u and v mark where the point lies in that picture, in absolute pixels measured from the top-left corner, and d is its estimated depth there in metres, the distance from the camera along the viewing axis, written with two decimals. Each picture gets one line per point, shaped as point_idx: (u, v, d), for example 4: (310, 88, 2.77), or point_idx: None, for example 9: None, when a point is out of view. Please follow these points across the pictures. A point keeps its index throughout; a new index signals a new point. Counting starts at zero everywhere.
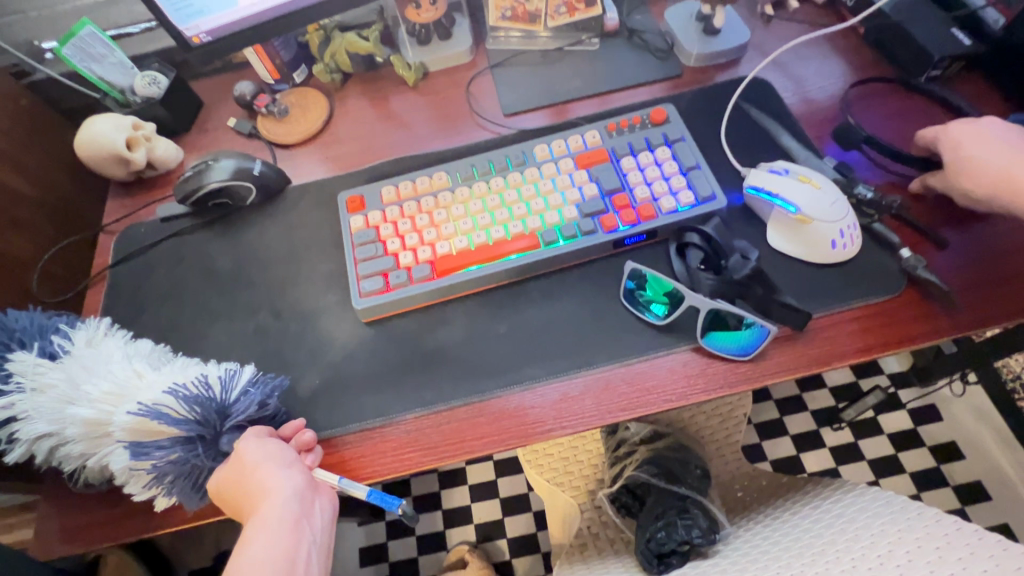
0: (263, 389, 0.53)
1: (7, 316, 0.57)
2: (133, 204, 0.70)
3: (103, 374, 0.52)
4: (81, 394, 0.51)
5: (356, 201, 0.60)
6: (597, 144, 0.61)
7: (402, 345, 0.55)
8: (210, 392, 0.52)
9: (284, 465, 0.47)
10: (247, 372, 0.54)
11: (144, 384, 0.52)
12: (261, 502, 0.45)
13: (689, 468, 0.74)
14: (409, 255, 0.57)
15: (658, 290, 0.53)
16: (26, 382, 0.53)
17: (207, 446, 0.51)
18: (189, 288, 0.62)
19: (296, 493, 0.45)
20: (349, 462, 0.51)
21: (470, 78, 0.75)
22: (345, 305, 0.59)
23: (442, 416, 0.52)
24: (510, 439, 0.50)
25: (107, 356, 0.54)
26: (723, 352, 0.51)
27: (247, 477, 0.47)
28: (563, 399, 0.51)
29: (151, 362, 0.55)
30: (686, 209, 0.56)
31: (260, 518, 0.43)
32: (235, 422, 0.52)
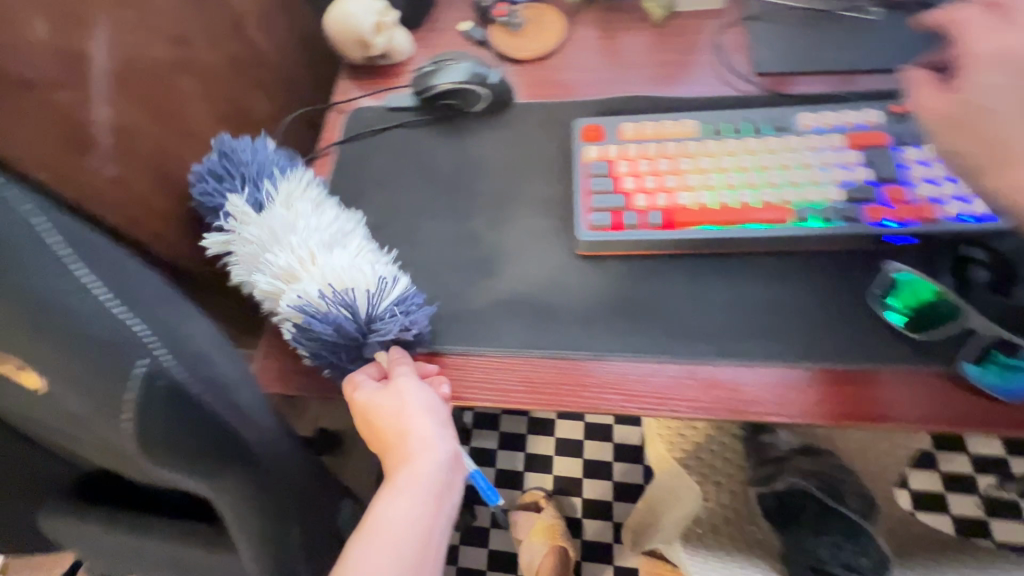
0: (408, 315, 0.51)
1: (235, 143, 0.60)
2: (362, 88, 0.72)
3: (289, 245, 0.54)
4: (265, 258, 0.54)
5: (593, 130, 0.58)
6: (874, 126, 0.54)
7: (618, 288, 0.54)
8: (365, 300, 0.51)
9: (435, 420, 0.48)
10: (397, 290, 0.52)
11: (314, 272, 0.52)
12: (408, 450, 0.46)
13: (853, 491, 0.70)
14: (645, 198, 0.54)
15: (910, 298, 0.48)
16: (233, 224, 0.56)
17: (347, 351, 0.51)
18: (408, 180, 0.63)
19: (440, 463, 0.46)
20: (549, 386, 0.51)
21: (718, 27, 0.69)
22: (561, 233, 0.57)
23: (651, 369, 0.50)
24: (722, 409, 0.48)
25: (297, 224, 0.55)
26: (985, 385, 0.45)
27: (394, 418, 0.47)
28: (788, 385, 0.48)
29: (328, 244, 0.54)
30: (976, 219, 0.49)
31: (406, 481, 0.45)
32: (377, 338, 0.51)
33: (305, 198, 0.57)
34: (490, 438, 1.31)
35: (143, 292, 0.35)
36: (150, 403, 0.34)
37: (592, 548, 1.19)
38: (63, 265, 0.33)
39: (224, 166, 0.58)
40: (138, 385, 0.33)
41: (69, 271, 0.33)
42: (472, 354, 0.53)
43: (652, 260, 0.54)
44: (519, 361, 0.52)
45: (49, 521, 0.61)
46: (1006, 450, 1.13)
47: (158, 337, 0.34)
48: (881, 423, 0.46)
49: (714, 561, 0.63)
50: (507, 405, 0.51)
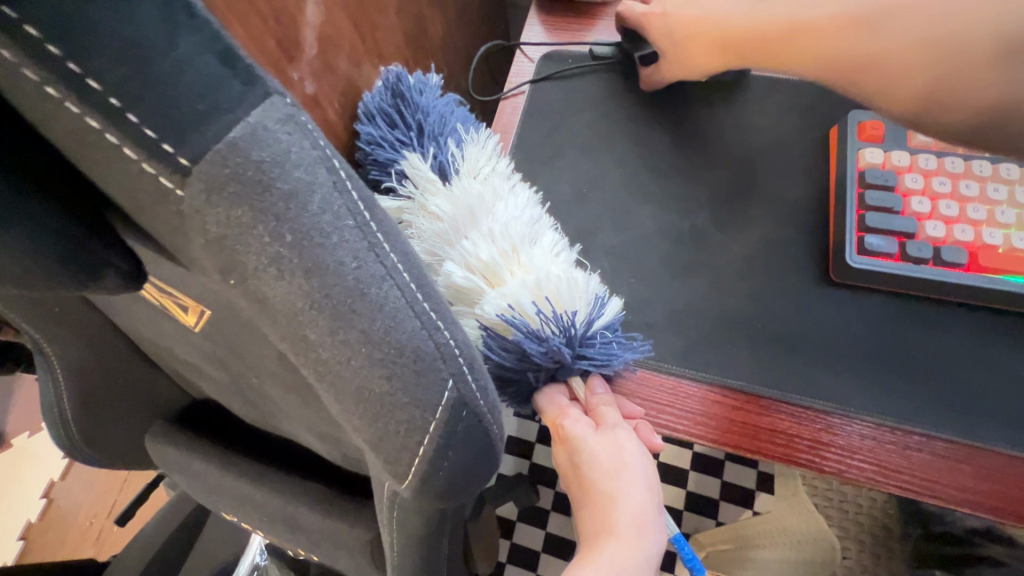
0: (623, 344, 0.41)
1: (415, 88, 0.46)
2: (559, 25, 0.61)
3: (483, 227, 0.41)
4: (457, 245, 0.41)
5: (874, 128, 0.46)
6: None
7: (884, 331, 0.43)
8: (582, 319, 0.40)
9: (649, 491, 0.37)
10: (614, 308, 0.41)
11: (520, 270, 0.40)
12: (613, 524, 0.35)
13: None
14: (939, 227, 0.43)
15: None
16: (412, 191, 0.43)
17: (546, 373, 0.40)
18: (619, 147, 0.53)
19: (651, 552, 0.35)
20: (785, 436, 0.41)
21: None
22: (811, 248, 0.46)
23: (913, 441, 0.40)
24: (1004, 508, 0.38)
25: (491, 200, 0.42)
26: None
27: (606, 473, 0.36)
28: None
29: (528, 235, 0.42)
30: None
31: (613, 563, 0.34)
32: (585, 364, 0.40)
33: (488, 166, 0.44)
34: None
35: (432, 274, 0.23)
36: (451, 446, 0.23)
37: None
38: (369, 237, 0.20)
39: (396, 109, 0.46)
40: (447, 419, 0.22)
41: (374, 247, 0.21)
42: (690, 376, 0.43)
43: (939, 306, 0.43)
44: (741, 398, 0.42)
45: (159, 452, 0.56)
46: None
47: (465, 353, 0.23)
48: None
49: None
50: (727, 447, 0.42)
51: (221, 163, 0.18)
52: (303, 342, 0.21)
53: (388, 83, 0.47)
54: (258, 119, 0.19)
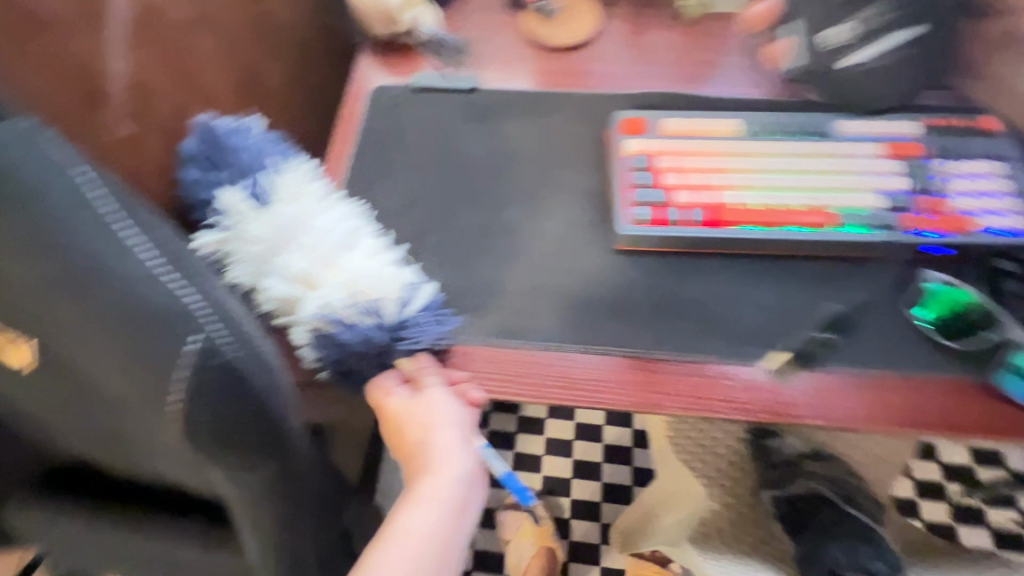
0: (437, 323, 0.48)
1: (227, 129, 0.51)
2: (385, 65, 0.69)
3: (299, 243, 0.47)
4: (277, 264, 0.46)
5: (634, 124, 0.57)
6: (912, 137, 0.55)
7: (660, 286, 0.52)
8: (394, 306, 0.47)
9: (457, 438, 0.45)
10: (426, 294, 0.48)
11: (334, 274, 0.47)
12: (427, 468, 0.44)
13: (860, 494, 0.71)
14: (686, 195, 0.53)
15: (945, 309, 0.49)
16: (231, 222, 0.48)
17: (374, 358, 0.46)
18: (440, 162, 0.60)
19: (465, 479, 0.44)
20: (587, 382, 0.49)
21: (751, 30, 0.69)
22: (599, 227, 0.55)
23: (688, 369, 0.49)
24: (761, 411, 0.47)
25: (305, 219, 0.48)
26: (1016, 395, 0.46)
27: (418, 427, 0.45)
28: (828, 389, 0.48)
29: (343, 243, 0.48)
30: (1006, 233, 0.50)
31: (430, 492, 0.43)
32: (407, 346, 0.47)
33: (301, 189, 0.50)
34: None
35: (187, 261, 0.35)
36: (207, 379, 0.35)
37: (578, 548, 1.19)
38: (120, 242, 0.33)
39: (210, 152, 0.50)
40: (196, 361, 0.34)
41: (111, 233, 0.33)
42: (508, 347, 0.50)
43: (699, 259, 0.53)
44: (550, 356, 0.50)
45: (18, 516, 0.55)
46: (973, 459, 1.19)
47: (211, 312, 0.35)
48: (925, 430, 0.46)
49: (725, 560, 0.62)
50: (542, 400, 0.48)
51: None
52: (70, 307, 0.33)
53: (199, 130, 0.51)
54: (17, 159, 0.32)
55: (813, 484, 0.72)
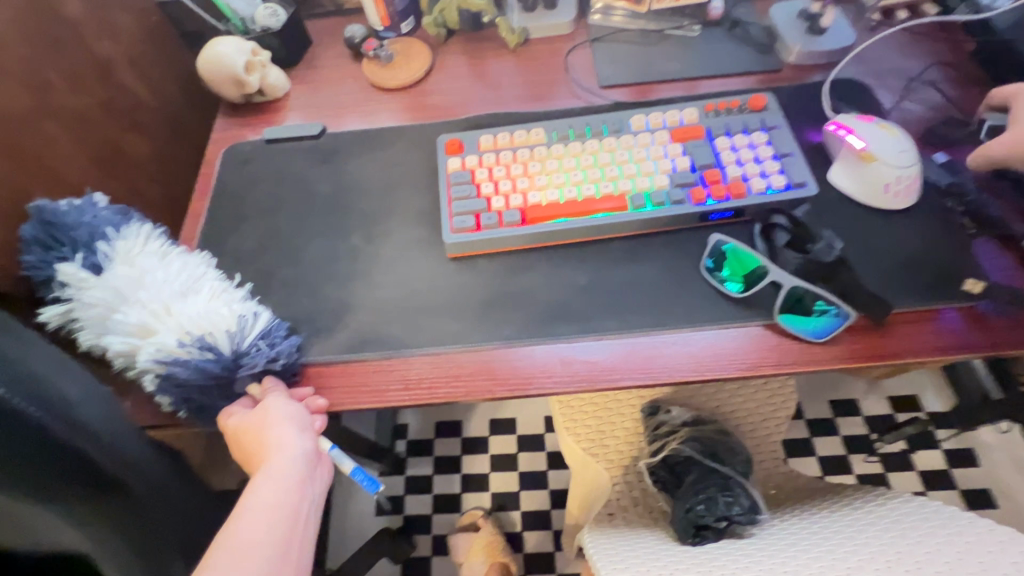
0: (274, 346, 0.53)
1: (63, 210, 0.56)
2: (241, 125, 0.75)
3: (134, 298, 0.52)
4: (115, 322, 0.51)
5: (454, 144, 0.63)
6: (694, 122, 0.62)
7: (486, 284, 0.58)
8: (227, 339, 0.52)
9: (299, 427, 0.50)
10: (260, 323, 0.53)
11: (168, 320, 0.51)
12: (271, 456, 0.48)
13: (734, 452, 0.75)
14: (501, 200, 0.59)
15: (738, 267, 0.55)
16: (73, 292, 0.53)
17: (220, 389, 0.51)
18: (290, 204, 0.66)
19: (304, 457, 0.48)
20: (423, 379, 0.53)
21: (568, 49, 0.77)
22: (432, 240, 0.61)
23: (514, 354, 0.54)
24: (581, 382, 0.52)
25: (140, 277, 0.53)
26: (796, 331, 0.52)
27: (260, 426, 0.49)
28: (634, 351, 0.53)
29: (177, 291, 0.53)
30: (777, 192, 0.57)
31: (270, 475, 0.46)
32: (246, 373, 0.52)
33: (137, 252, 0.55)
34: (425, 463, 1.31)
35: None
36: None
37: (532, 559, 1.20)
38: None
39: (50, 233, 0.55)
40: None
41: None
42: (352, 359, 0.55)
43: (519, 255, 0.59)
44: (390, 362, 0.55)
45: None
46: (892, 408, 1.25)
47: None
48: (719, 374, 0.51)
49: (616, 537, 0.66)
50: (384, 403, 0.52)
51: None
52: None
53: (35, 214, 0.55)
54: None
55: (678, 446, 0.76)
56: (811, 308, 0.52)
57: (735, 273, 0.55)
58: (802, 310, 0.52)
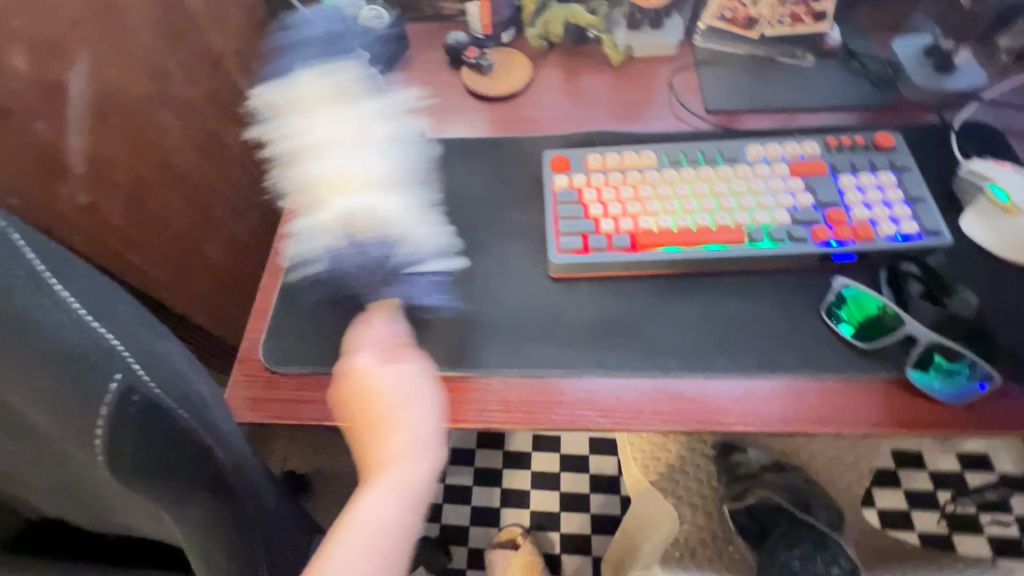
0: (441, 286, 0.58)
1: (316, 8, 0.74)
2: None
3: (309, 206, 0.59)
4: (334, 152, 0.59)
5: (560, 161, 0.62)
6: (814, 156, 0.60)
7: (589, 308, 0.56)
8: (405, 240, 0.58)
9: (424, 402, 0.51)
10: (436, 261, 0.59)
11: (380, 166, 0.59)
12: (400, 430, 0.50)
13: (821, 505, 0.73)
14: (610, 223, 0.58)
15: (856, 312, 0.51)
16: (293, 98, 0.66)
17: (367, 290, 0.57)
18: None
19: (430, 436, 0.51)
20: (524, 403, 0.52)
21: (671, 70, 0.75)
22: (533, 258, 0.60)
23: (619, 385, 0.52)
24: (690, 422, 0.50)
25: (342, 116, 0.61)
26: (930, 390, 0.49)
27: (382, 395, 0.51)
28: (750, 394, 0.50)
29: (367, 176, 0.58)
30: (907, 238, 0.54)
31: (398, 453, 0.50)
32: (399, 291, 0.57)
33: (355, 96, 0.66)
34: (465, 474, 1.29)
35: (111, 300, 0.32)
36: (127, 430, 0.30)
37: None
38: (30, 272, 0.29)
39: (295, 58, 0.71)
40: (112, 402, 0.30)
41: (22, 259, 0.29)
42: (451, 374, 0.54)
43: (624, 281, 0.57)
44: (489, 382, 0.53)
45: None
46: (960, 465, 1.18)
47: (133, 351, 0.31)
48: (846, 428, 0.48)
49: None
50: (483, 424, 0.51)
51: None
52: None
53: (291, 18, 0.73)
54: None
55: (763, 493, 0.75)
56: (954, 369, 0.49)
57: (859, 318, 0.51)
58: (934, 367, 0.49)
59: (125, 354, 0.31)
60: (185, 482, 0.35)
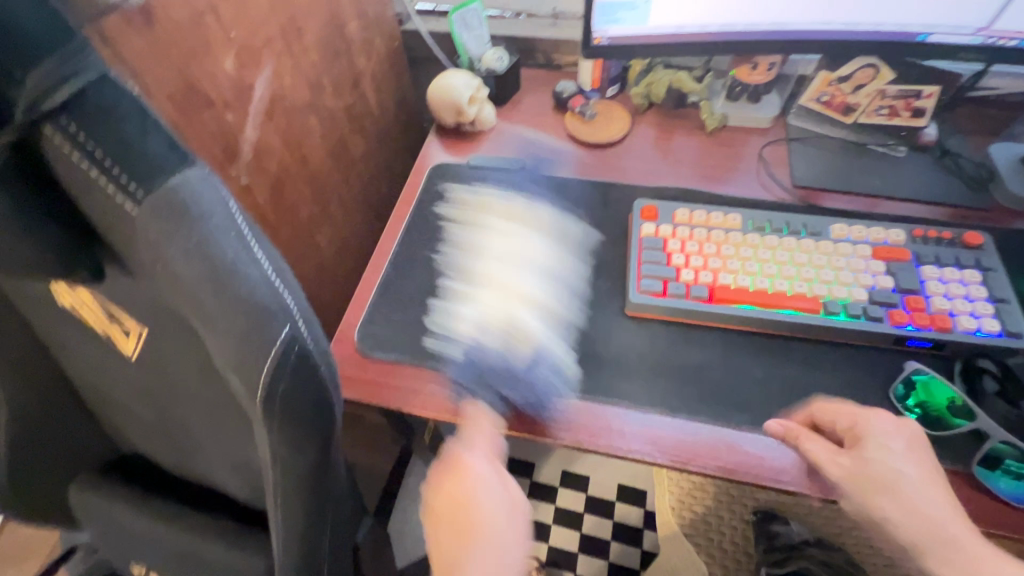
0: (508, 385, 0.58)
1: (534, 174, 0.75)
2: (447, 147, 0.83)
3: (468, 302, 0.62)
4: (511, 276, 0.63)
5: (650, 210, 0.67)
6: (898, 243, 0.62)
7: (661, 349, 0.59)
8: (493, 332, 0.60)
9: (488, 453, 0.55)
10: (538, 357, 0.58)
11: (542, 294, 0.62)
12: (479, 511, 0.52)
13: None
14: (690, 273, 0.61)
15: (926, 398, 0.53)
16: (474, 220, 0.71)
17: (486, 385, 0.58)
18: (482, 229, 0.72)
19: (501, 490, 0.53)
20: (585, 426, 0.55)
21: (762, 142, 0.80)
22: (612, 294, 0.64)
23: (680, 426, 0.55)
24: (748, 475, 0.52)
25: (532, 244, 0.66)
26: (995, 487, 0.49)
27: (472, 496, 0.52)
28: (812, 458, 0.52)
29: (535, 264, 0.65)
30: (986, 335, 0.55)
31: (488, 523, 0.51)
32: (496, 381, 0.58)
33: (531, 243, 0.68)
34: None
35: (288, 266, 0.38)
36: (283, 372, 0.36)
37: None
38: (240, 235, 0.36)
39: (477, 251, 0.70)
40: (278, 350, 0.36)
41: (234, 223, 0.36)
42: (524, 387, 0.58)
43: (697, 330, 0.60)
44: (556, 399, 0.57)
45: (89, 502, 0.71)
46: None
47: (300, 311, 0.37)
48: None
49: None
50: (545, 437, 0.55)
51: (158, 186, 0.34)
52: (181, 279, 0.35)
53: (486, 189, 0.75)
54: (186, 177, 0.35)
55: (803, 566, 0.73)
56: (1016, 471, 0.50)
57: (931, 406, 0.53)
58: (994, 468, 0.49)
59: (292, 311, 0.37)
60: (306, 431, 0.41)
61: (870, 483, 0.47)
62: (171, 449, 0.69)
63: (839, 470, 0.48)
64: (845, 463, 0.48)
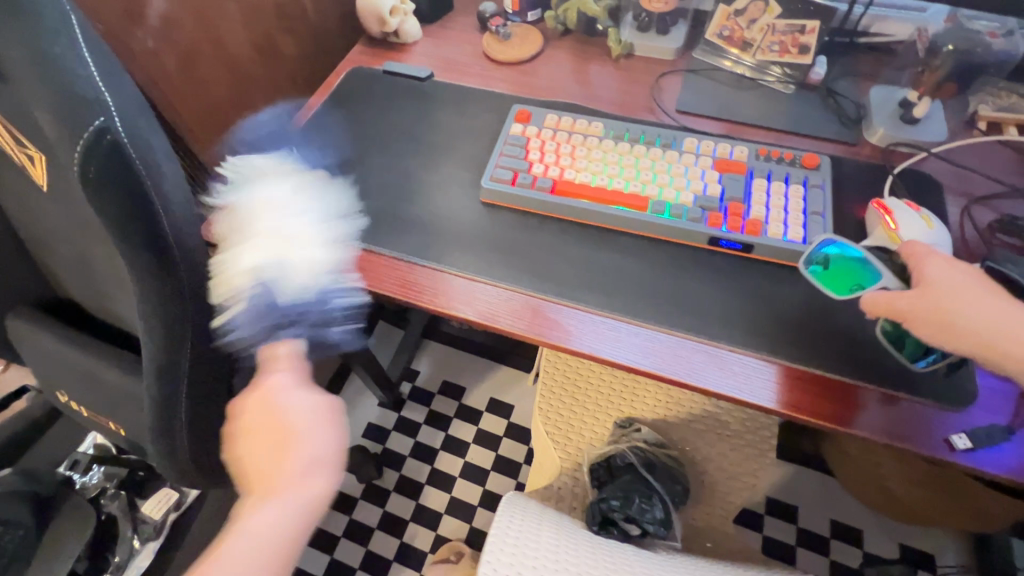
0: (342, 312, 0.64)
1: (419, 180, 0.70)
2: (371, 54, 0.89)
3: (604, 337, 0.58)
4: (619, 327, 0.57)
5: (523, 113, 0.72)
6: (741, 159, 0.66)
7: (502, 231, 0.65)
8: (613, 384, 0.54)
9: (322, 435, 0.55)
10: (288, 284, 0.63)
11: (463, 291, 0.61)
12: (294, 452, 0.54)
13: (676, 479, 0.79)
14: (541, 168, 0.67)
15: (837, 271, 0.56)
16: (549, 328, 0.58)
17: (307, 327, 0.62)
18: (378, 123, 0.78)
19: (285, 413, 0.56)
20: (403, 281, 0.63)
21: (663, 72, 0.83)
22: (475, 184, 0.70)
23: (489, 289, 0.61)
24: (542, 336, 0.58)
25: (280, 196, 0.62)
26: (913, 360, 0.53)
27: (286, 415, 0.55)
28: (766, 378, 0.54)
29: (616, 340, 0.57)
30: (791, 241, 0.59)
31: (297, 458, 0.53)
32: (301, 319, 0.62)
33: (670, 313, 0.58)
34: (420, 412, 1.38)
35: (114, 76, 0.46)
36: (95, 154, 0.44)
37: (477, 534, 1.23)
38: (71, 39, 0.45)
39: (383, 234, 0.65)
40: (90, 133, 0.44)
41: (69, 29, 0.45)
42: (390, 256, 0.65)
43: (539, 219, 0.66)
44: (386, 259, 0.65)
45: (15, 328, 0.81)
46: (898, 555, 1.15)
47: (116, 108, 0.45)
48: (834, 424, 0.52)
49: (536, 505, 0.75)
50: (372, 288, 0.63)
51: None
52: (19, 69, 0.44)
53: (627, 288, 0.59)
54: None
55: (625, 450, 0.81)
56: (780, 355, 0.55)
57: (835, 279, 0.56)
58: (913, 343, 0.53)
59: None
60: (134, 224, 0.48)
61: (936, 296, 0.49)
62: (83, 292, 0.78)
63: (907, 302, 0.50)
64: (913, 292, 0.50)
